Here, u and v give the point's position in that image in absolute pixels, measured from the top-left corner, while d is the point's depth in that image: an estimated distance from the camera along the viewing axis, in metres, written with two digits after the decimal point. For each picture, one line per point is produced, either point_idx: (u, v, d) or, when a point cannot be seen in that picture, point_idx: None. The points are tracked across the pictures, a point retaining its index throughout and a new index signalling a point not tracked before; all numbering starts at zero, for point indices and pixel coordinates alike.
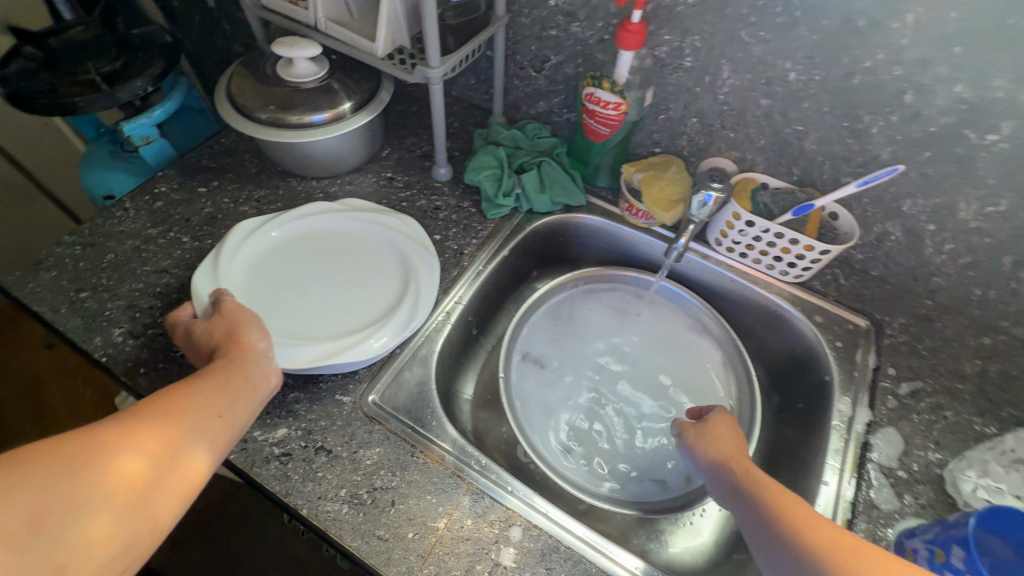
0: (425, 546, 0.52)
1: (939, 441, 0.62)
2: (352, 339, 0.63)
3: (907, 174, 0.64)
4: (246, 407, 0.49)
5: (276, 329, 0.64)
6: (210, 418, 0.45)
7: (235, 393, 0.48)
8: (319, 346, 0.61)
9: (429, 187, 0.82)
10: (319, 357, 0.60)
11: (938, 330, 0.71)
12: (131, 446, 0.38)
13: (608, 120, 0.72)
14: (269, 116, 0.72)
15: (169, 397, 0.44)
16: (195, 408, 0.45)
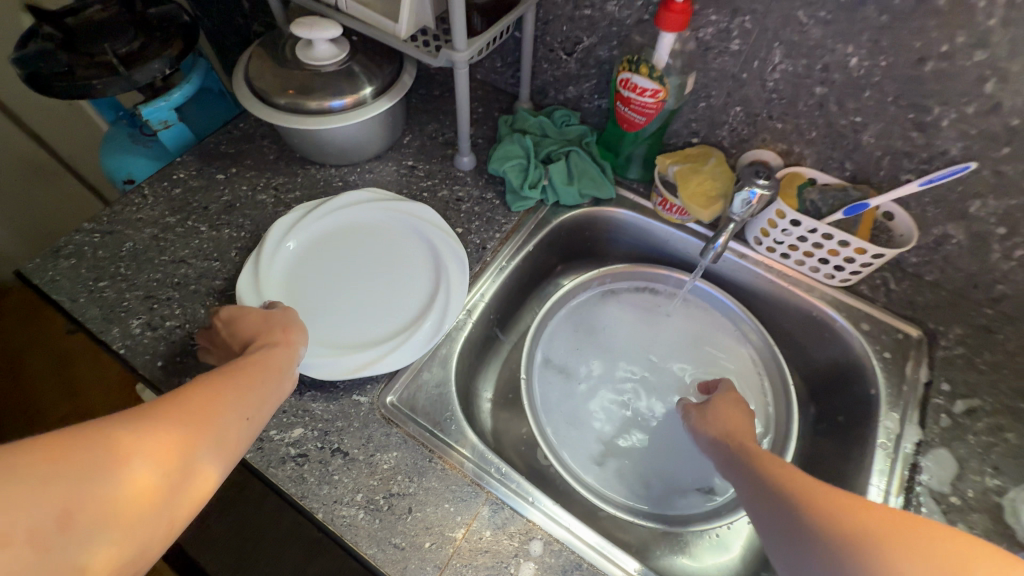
0: (443, 557, 0.50)
1: (997, 465, 0.57)
2: (391, 345, 0.62)
3: (978, 173, 0.58)
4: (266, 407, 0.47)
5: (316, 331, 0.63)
6: (238, 420, 0.43)
7: (260, 396, 0.46)
8: (359, 354, 0.60)
9: (451, 177, 0.79)
10: (356, 367, 0.59)
11: (999, 342, 0.65)
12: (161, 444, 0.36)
13: (643, 108, 0.67)
14: (288, 102, 0.70)
15: (199, 392, 0.42)
16: (224, 408, 0.43)
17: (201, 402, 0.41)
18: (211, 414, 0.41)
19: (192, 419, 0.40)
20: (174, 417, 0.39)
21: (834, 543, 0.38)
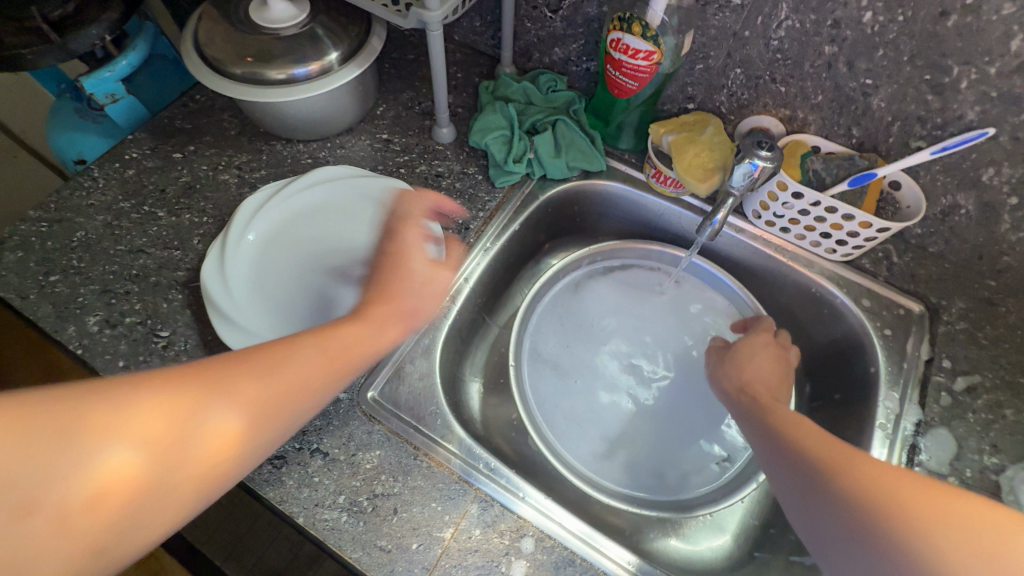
0: (430, 558, 0.48)
1: (996, 443, 0.56)
2: None
3: (995, 139, 0.54)
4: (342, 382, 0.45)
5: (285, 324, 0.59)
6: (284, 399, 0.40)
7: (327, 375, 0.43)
8: None
9: (430, 151, 0.73)
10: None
11: (1001, 316, 0.63)
12: (188, 409, 0.35)
13: (636, 72, 0.62)
14: (245, 71, 0.63)
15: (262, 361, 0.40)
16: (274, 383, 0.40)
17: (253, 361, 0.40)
18: (250, 392, 0.38)
19: (236, 383, 0.38)
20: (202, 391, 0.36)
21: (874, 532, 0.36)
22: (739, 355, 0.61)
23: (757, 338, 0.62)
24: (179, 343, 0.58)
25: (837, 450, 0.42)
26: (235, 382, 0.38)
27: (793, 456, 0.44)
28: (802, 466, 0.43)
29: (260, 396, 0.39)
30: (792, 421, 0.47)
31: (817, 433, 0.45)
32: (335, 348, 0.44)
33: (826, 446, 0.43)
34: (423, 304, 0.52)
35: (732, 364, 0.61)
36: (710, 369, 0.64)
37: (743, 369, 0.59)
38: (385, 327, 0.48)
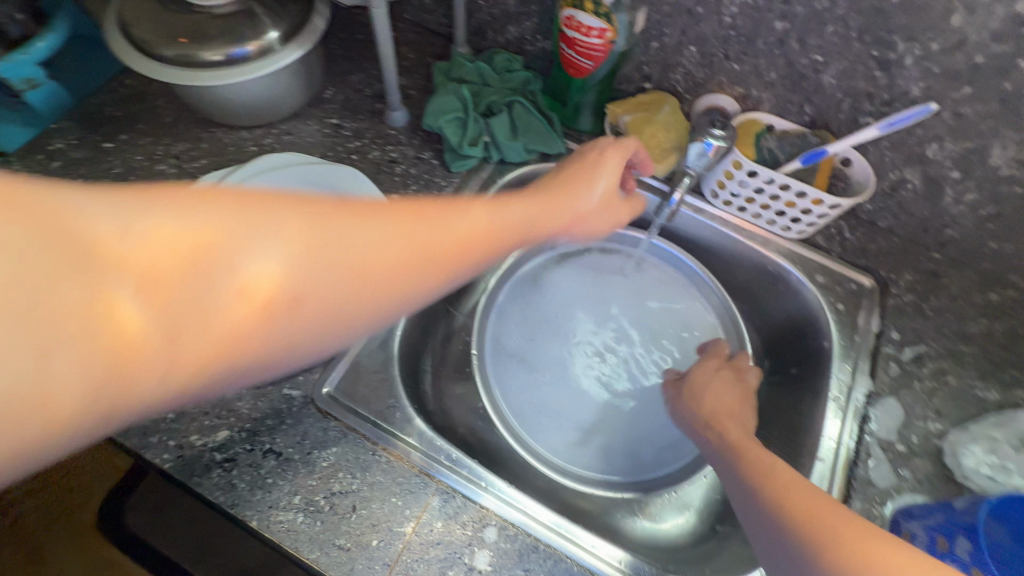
0: (391, 554, 0.47)
1: (939, 409, 0.58)
2: None
3: (939, 115, 0.55)
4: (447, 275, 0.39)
5: None
6: (378, 243, 0.35)
7: (443, 230, 0.38)
8: None
9: (383, 135, 0.70)
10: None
11: (945, 287, 0.65)
12: (277, 254, 0.31)
13: (590, 50, 0.60)
14: (175, 52, 0.58)
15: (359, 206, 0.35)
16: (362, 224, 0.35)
17: (352, 218, 0.34)
18: (329, 225, 0.33)
19: (328, 240, 0.33)
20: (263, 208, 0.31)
21: None
22: (696, 386, 0.61)
23: (710, 367, 0.63)
24: None
25: (810, 496, 0.40)
26: (330, 237, 0.33)
27: (760, 491, 0.42)
28: (780, 528, 0.39)
29: (352, 261, 0.34)
30: (770, 470, 0.44)
31: (797, 477, 0.43)
32: (481, 227, 0.41)
33: (800, 491, 0.41)
34: (590, 229, 0.52)
35: (693, 399, 0.59)
36: (670, 405, 0.62)
37: (703, 400, 0.59)
38: (551, 214, 0.48)
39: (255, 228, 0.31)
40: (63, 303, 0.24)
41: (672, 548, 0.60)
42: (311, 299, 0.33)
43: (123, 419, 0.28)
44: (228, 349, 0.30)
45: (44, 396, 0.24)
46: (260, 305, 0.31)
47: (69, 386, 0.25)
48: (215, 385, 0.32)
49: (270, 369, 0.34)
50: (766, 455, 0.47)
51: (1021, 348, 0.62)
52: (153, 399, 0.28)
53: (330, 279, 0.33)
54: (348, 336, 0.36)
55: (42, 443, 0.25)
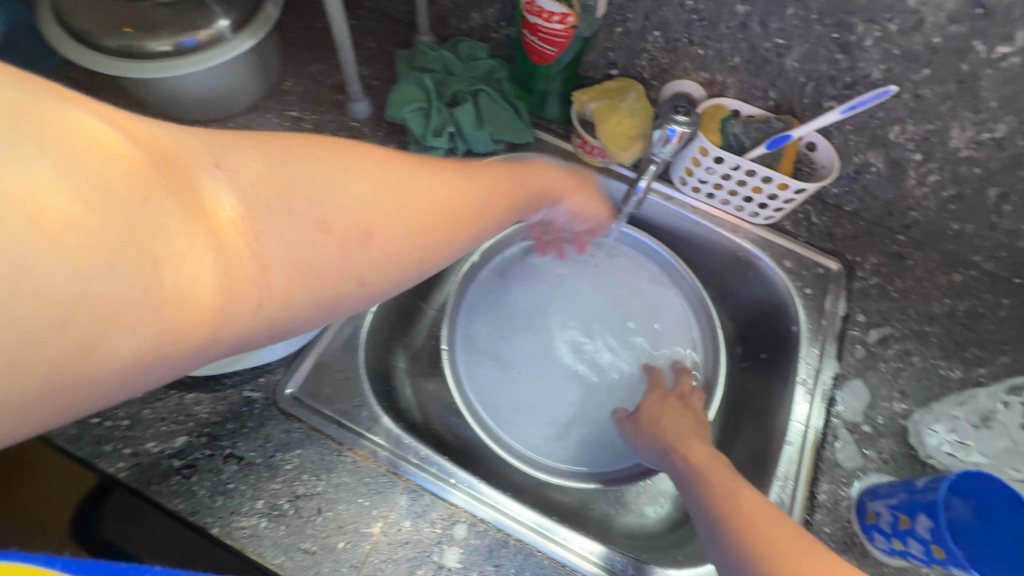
0: (359, 555, 0.47)
1: (905, 389, 0.59)
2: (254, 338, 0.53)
3: (899, 98, 0.55)
4: (479, 231, 0.43)
5: None
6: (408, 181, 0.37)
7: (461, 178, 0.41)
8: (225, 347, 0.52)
9: (345, 127, 0.68)
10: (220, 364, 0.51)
11: (910, 269, 0.66)
12: (352, 192, 0.34)
13: (553, 37, 0.59)
14: (118, 43, 0.56)
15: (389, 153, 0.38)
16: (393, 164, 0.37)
17: (408, 167, 0.37)
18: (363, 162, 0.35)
19: (392, 184, 0.36)
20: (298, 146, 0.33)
21: None
22: (650, 415, 0.59)
23: (659, 396, 0.62)
24: None
25: (781, 534, 0.39)
26: (394, 181, 0.36)
27: (724, 525, 0.41)
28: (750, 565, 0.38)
29: (410, 206, 0.36)
30: (731, 497, 0.43)
31: (770, 511, 0.41)
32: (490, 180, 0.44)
33: (772, 528, 0.40)
34: (588, 199, 0.59)
35: (654, 430, 0.57)
36: (631, 441, 0.60)
37: (660, 427, 0.57)
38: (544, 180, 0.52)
39: (332, 168, 0.33)
40: (182, 208, 0.26)
41: (649, 536, 0.60)
42: (381, 236, 0.35)
43: (218, 343, 0.29)
44: (309, 280, 0.32)
45: (167, 294, 0.25)
46: (340, 237, 0.33)
47: (186, 288, 0.26)
48: (291, 321, 0.33)
49: (337, 311, 0.36)
50: (737, 483, 0.45)
51: (983, 327, 0.62)
52: (244, 321, 0.30)
53: (395, 220, 0.36)
54: (403, 283, 0.38)
55: (155, 348, 0.25)
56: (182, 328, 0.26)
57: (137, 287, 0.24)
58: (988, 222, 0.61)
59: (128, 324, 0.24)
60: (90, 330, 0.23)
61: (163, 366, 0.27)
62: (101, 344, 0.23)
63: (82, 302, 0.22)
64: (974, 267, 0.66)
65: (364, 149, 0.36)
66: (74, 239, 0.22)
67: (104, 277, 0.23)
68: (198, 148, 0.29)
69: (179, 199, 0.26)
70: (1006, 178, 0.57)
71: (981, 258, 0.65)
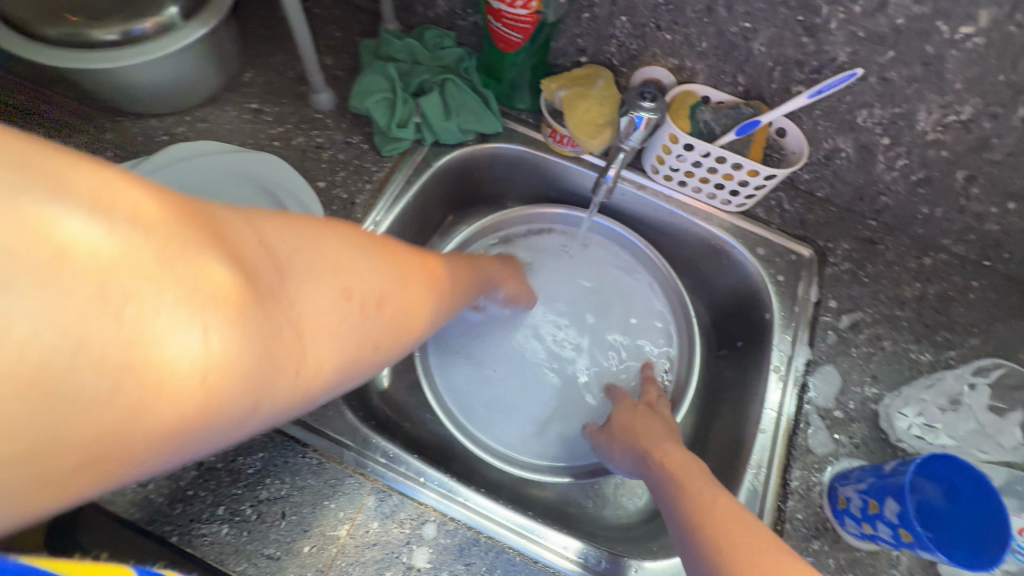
0: (325, 559, 0.45)
1: (876, 373, 0.59)
2: None
3: (866, 81, 0.55)
4: (450, 306, 0.49)
5: None
6: (406, 272, 0.41)
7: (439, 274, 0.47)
8: None
9: (308, 120, 0.66)
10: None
11: (881, 254, 0.66)
12: (370, 265, 0.37)
13: (517, 22, 0.58)
14: (60, 33, 0.53)
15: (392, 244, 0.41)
16: (398, 257, 0.41)
17: (404, 248, 0.42)
18: (375, 252, 0.38)
19: (399, 268, 0.40)
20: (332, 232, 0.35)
21: None
22: (622, 424, 0.58)
23: (630, 404, 0.61)
24: None
25: (756, 544, 0.38)
26: (396, 258, 0.40)
27: (703, 538, 0.41)
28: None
29: (410, 280, 0.41)
30: (709, 508, 0.42)
31: (746, 520, 0.41)
32: (456, 273, 0.52)
33: (748, 538, 0.39)
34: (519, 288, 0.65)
35: (627, 438, 0.56)
36: (608, 454, 0.58)
37: (634, 435, 0.56)
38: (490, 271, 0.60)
39: (354, 243, 0.36)
40: (235, 277, 0.26)
41: (625, 528, 0.59)
42: (394, 311, 0.38)
43: (250, 416, 0.29)
44: (336, 348, 0.34)
45: (219, 365, 0.25)
46: (363, 305, 0.35)
47: (239, 358, 0.26)
48: (312, 391, 0.34)
49: (350, 379, 0.37)
50: (713, 492, 0.44)
51: (953, 310, 0.62)
52: (280, 391, 0.30)
53: (402, 290, 0.39)
54: (401, 348, 0.42)
55: (200, 421, 0.25)
56: (226, 399, 0.26)
57: (191, 358, 0.24)
58: (957, 205, 0.61)
59: (178, 397, 0.23)
60: (141, 403, 0.22)
61: (194, 441, 0.26)
62: (147, 418, 0.23)
63: (134, 375, 0.22)
64: (944, 251, 0.66)
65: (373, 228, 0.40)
66: (131, 311, 0.21)
67: (161, 348, 0.22)
68: (246, 221, 0.29)
69: (234, 267, 0.27)
70: (973, 161, 0.56)
71: (950, 241, 0.65)
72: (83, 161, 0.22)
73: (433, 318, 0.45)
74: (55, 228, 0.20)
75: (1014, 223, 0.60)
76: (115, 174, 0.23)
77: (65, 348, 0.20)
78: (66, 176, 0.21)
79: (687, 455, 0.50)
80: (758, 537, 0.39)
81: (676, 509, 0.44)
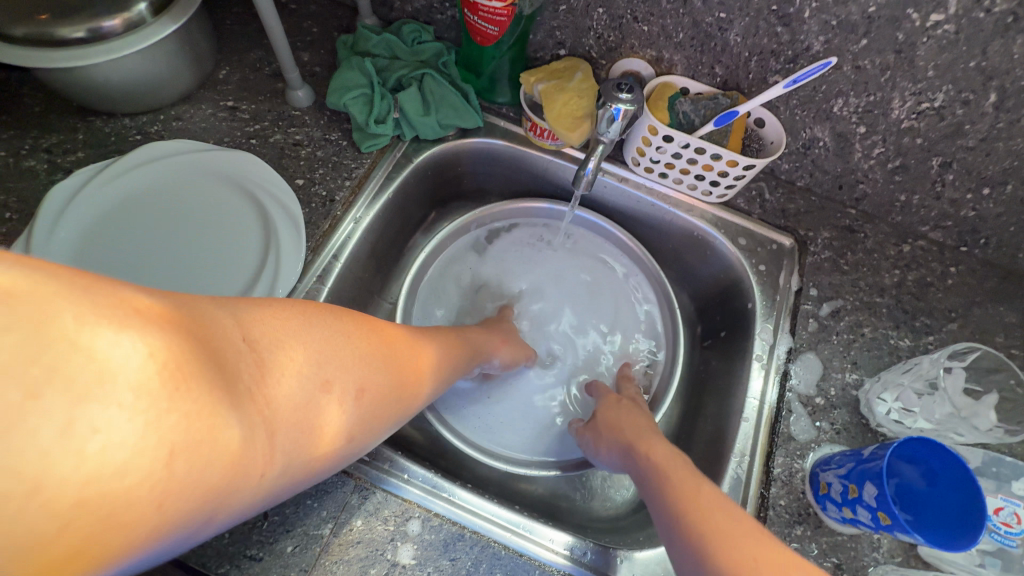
0: (309, 559, 0.45)
1: (856, 360, 0.59)
2: None
3: (840, 69, 0.55)
4: (433, 377, 0.50)
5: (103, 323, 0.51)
6: (385, 350, 0.42)
7: (419, 346, 0.48)
8: None
9: (285, 117, 0.65)
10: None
11: (861, 242, 0.66)
12: (350, 357, 0.38)
13: (493, 15, 0.57)
14: (26, 31, 0.51)
15: (370, 321, 0.43)
16: (376, 335, 0.42)
17: (389, 336, 0.43)
18: (353, 332, 0.39)
19: (378, 349, 0.41)
20: (310, 317, 0.37)
21: None
22: (604, 420, 0.59)
23: (612, 399, 0.61)
24: None
25: (729, 529, 0.39)
26: (379, 345, 0.41)
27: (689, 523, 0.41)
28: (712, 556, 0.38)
29: (391, 367, 0.42)
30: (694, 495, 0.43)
31: (725, 506, 0.42)
32: (438, 339, 0.53)
33: (725, 520, 0.40)
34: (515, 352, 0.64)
35: (611, 432, 0.56)
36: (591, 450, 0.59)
37: (618, 428, 0.56)
38: (478, 332, 0.61)
39: (337, 336, 0.38)
40: (202, 374, 0.28)
41: (612, 519, 0.60)
42: (369, 393, 0.39)
43: (212, 518, 0.30)
44: (307, 444, 0.35)
45: (180, 484, 0.26)
46: (334, 401, 0.36)
47: (202, 477, 0.27)
48: (281, 486, 0.35)
49: (322, 468, 0.38)
50: (694, 483, 0.45)
51: (932, 296, 0.63)
52: (244, 496, 0.31)
53: (380, 378, 0.41)
54: (380, 432, 0.43)
55: (155, 540, 0.26)
56: (185, 514, 0.27)
57: (151, 483, 0.24)
58: (933, 192, 0.62)
59: (137, 522, 0.24)
60: (97, 535, 0.23)
61: (152, 551, 0.27)
62: (102, 546, 0.23)
63: (90, 506, 0.22)
64: (922, 238, 0.67)
65: (358, 315, 0.41)
66: (95, 446, 0.22)
67: (119, 478, 0.23)
68: (227, 324, 0.31)
69: (207, 375, 0.28)
70: (948, 147, 0.57)
71: (928, 228, 0.66)
72: (71, 288, 0.24)
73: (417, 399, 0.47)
74: (29, 371, 0.21)
75: (989, 209, 0.61)
76: (105, 299, 0.25)
77: (21, 491, 0.20)
78: (56, 314, 0.22)
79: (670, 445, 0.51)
80: (735, 523, 0.39)
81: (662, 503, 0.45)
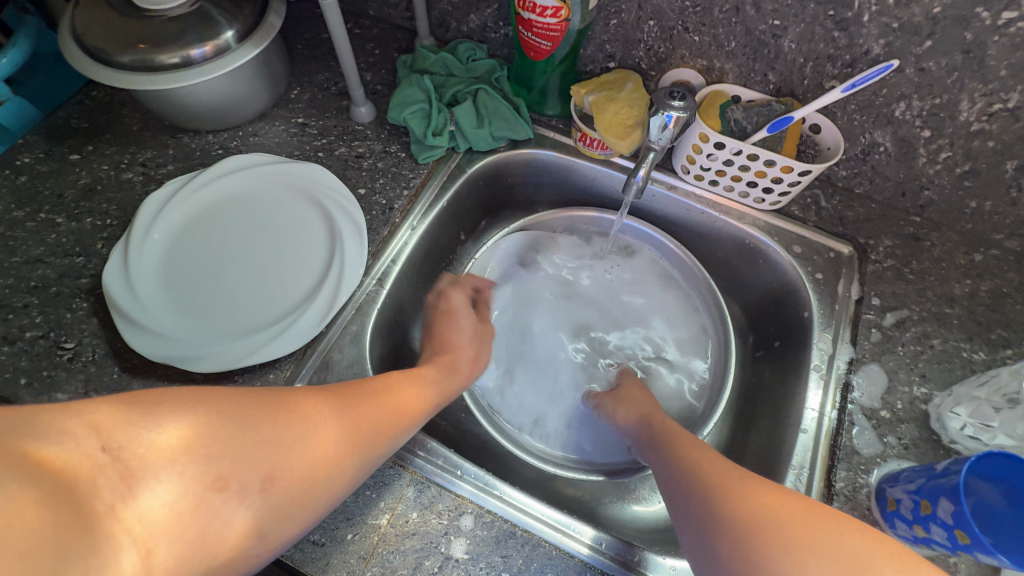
0: (367, 547, 0.47)
1: (925, 372, 0.56)
2: (274, 331, 0.55)
3: (903, 72, 0.54)
4: (398, 431, 0.47)
5: (187, 319, 0.55)
6: (309, 420, 0.40)
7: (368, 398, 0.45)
8: (241, 343, 0.54)
9: (349, 132, 0.70)
10: (236, 359, 0.53)
11: (927, 250, 0.63)
12: (250, 443, 0.35)
13: (548, 31, 0.59)
14: (134, 58, 0.57)
15: (282, 396, 0.40)
16: (294, 407, 0.40)
17: (319, 401, 0.42)
18: (255, 412, 0.37)
19: (293, 425, 0.38)
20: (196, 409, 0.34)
21: (775, 552, 0.36)
22: (620, 394, 0.63)
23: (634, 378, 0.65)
24: (86, 354, 0.54)
25: (740, 479, 0.42)
26: (287, 419, 0.38)
27: (685, 483, 0.45)
28: (703, 503, 0.42)
29: (317, 436, 0.39)
30: (692, 459, 0.47)
31: (730, 464, 0.45)
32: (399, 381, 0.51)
33: (732, 476, 0.43)
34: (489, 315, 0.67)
35: (631, 407, 0.60)
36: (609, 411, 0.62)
37: (637, 407, 0.60)
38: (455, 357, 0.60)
39: (233, 422, 0.35)
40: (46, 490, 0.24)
41: (662, 529, 0.59)
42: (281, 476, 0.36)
43: None
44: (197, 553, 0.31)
45: None
46: (241, 489, 0.34)
47: None
48: None
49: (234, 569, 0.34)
50: (703, 450, 0.49)
51: (1009, 308, 0.59)
52: None
53: (297, 456, 0.37)
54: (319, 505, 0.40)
55: None
56: None
57: None
58: (1008, 197, 0.59)
59: None
60: None
61: None
62: None
63: None
64: (996, 247, 0.63)
65: (267, 396, 0.39)
66: None
67: None
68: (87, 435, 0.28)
69: (50, 491, 0.25)
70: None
71: (1003, 236, 0.62)
72: None
73: (363, 467, 0.43)
74: None
75: None
76: None
77: None
78: None
79: (674, 422, 0.56)
80: (741, 475, 0.43)
81: (668, 467, 0.49)
